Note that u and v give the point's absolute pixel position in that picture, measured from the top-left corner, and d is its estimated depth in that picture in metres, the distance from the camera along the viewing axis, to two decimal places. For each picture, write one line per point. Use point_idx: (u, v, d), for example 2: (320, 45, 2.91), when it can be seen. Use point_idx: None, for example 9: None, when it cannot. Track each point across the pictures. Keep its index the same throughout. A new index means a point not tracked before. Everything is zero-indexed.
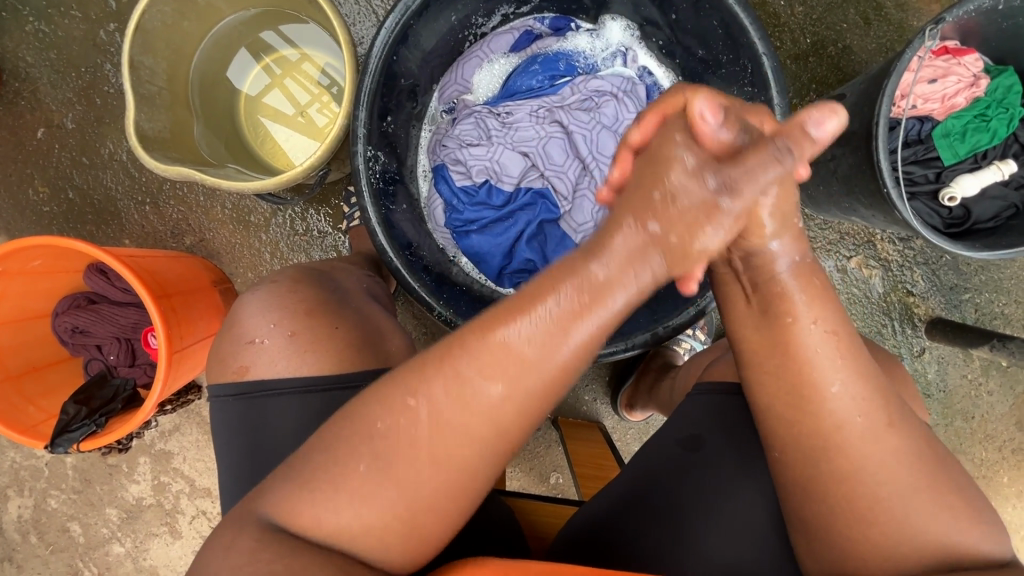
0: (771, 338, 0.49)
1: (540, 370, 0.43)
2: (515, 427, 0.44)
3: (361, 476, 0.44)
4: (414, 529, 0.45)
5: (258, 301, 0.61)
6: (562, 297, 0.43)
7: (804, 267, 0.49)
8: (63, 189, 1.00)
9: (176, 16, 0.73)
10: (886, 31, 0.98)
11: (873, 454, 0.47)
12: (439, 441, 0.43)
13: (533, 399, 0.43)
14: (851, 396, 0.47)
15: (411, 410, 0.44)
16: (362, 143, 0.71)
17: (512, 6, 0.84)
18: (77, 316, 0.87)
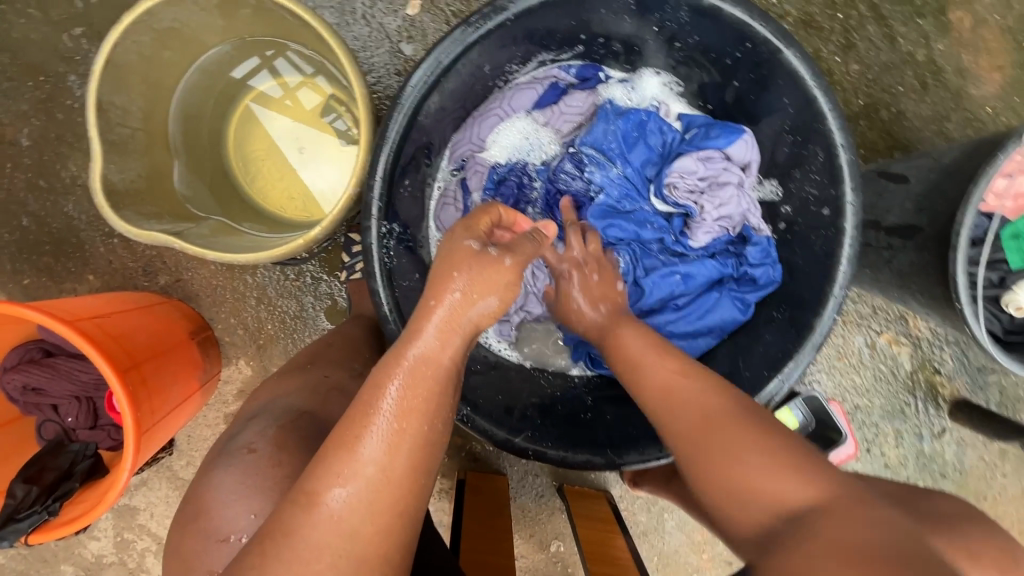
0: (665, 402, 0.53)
1: (379, 460, 0.43)
2: (381, 500, 0.42)
3: None
4: None
5: (234, 482, 0.56)
6: (396, 387, 0.45)
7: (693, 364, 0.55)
8: (15, 215, 0.87)
9: (156, 47, 0.61)
10: (943, 97, 0.90)
11: (700, 411, 0.50)
12: (308, 564, 0.40)
13: (387, 477, 0.43)
14: (685, 381, 0.53)
15: (268, 557, 0.40)
16: (376, 218, 0.61)
17: (549, 53, 0.74)
18: (30, 374, 0.77)
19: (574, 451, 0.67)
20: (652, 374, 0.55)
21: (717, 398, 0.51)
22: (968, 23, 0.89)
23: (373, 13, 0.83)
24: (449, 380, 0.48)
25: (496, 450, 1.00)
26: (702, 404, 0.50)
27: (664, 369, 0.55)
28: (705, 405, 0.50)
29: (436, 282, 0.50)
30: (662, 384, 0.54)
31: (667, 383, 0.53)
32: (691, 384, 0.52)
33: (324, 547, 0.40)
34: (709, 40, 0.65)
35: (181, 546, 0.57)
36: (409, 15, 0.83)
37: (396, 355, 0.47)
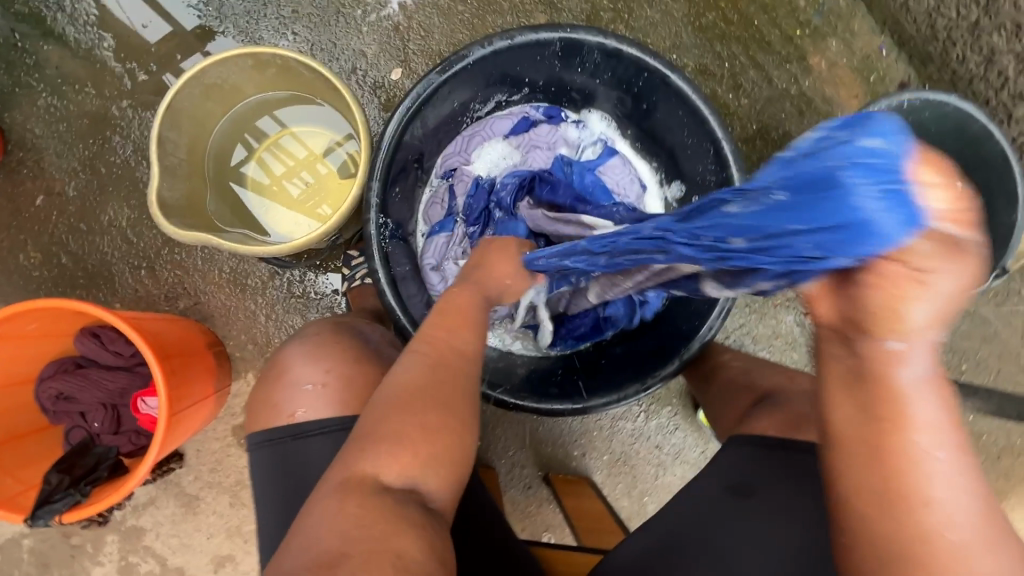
0: (901, 528, 0.43)
1: (462, 331, 0.60)
2: (478, 355, 0.60)
3: (399, 436, 0.51)
4: (468, 421, 0.55)
5: (303, 353, 0.71)
6: (460, 293, 0.64)
7: (965, 506, 0.42)
8: (56, 254, 1.01)
9: (203, 98, 0.80)
10: (817, 120, 1.15)
11: (965, 544, 0.42)
12: (442, 376, 0.56)
13: (473, 333, 0.61)
14: (963, 510, 0.42)
15: (411, 367, 0.57)
16: (375, 212, 0.78)
17: (505, 95, 0.95)
18: (64, 382, 0.86)
19: (547, 400, 0.79)
20: (918, 480, 0.42)
21: (983, 526, 0.43)
22: (824, 65, 1.15)
23: (366, 78, 1.06)
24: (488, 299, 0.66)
25: (486, 445, 1.09)
26: (973, 535, 0.42)
27: (953, 473, 0.42)
28: (974, 532, 0.42)
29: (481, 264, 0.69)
30: (919, 500, 0.42)
31: (923, 496, 0.42)
32: (963, 488, 0.42)
33: (443, 376, 0.56)
34: (619, 75, 0.88)
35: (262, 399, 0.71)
36: (394, 79, 1.06)
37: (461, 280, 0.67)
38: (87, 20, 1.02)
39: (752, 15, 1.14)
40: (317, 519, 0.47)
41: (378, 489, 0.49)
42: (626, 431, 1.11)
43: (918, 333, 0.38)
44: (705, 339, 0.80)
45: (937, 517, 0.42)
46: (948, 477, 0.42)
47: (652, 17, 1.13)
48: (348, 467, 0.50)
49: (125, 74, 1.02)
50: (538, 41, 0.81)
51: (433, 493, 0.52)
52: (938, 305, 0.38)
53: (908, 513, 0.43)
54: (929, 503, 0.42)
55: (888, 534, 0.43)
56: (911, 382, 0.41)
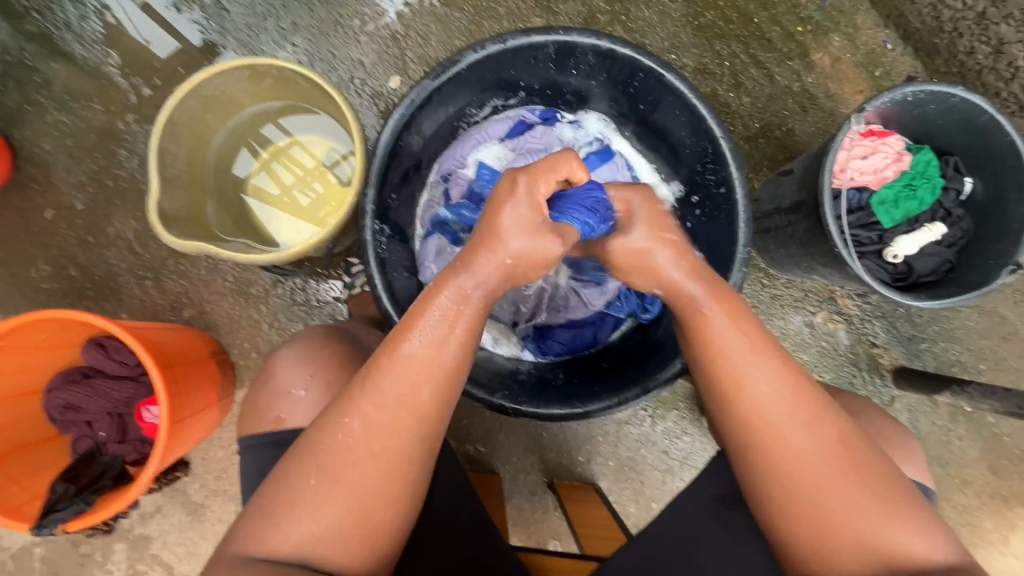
0: (735, 419, 0.56)
1: (423, 360, 0.55)
2: (428, 406, 0.55)
3: (313, 507, 0.52)
4: (396, 490, 0.54)
5: (289, 358, 0.71)
6: (439, 308, 0.55)
7: (782, 386, 0.55)
8: (65, 266, 1.03)
9: (201, 109, 0.82)
10: (821, 117, 1.13)
11: (785, 421, 0.54)
12: (373, 439, 0.53)
13: (428, 376, 0.55)
14: (783, 392, 0.55)
15: (345, 421, 0.54)
16: (371, 218, 0.78)
17: (501, 99, 0.95)
18: (71, 392, 0.87)
19: (546, 406, 0.78)
20: (738, 370, 0.55)
21: (801, 406, 0.55)
22: (828, 61, 1.13)
23: (365, 86, 1.07)
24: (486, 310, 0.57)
25: (489, 451, 1.08)
26: (793, 416, 0.54)
27: (770, 365, 0.55)
28: (790, 410, 0.54)
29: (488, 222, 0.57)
30: (745, 390, 0.55)
31: (748, 386, 0.55)
32: (781, 378, 0.55)
33: (365, 441, 0.53)
34: (614, 76, 0.87)
35: (251, 405, 0.71)
36: (392, 87, 1.07)
37: (439, 282, 0.56)
38: (93, 37, 1.04)
39: (752, 12, 1.13)
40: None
41: (265, 563, 0.51)
42: (632, 437, 1.09)
43: (668, 274, 0.59)
44: None
45: (757, 401, 0.55)
46: (763, 367, 0.55)
47: (649, 17, 1.12)
48: (239, 539, 0.53)
49: (130, 89, 1.04)
50: (530, 45, 0.81)
51: (341, 570, 0.52)
52: (682, 255, 0.59)
53: (739, 405, 0.55)
54: (745, 388, 0.55)
55: (728, 417, 0.56)
56: (691, 299, 0.58)
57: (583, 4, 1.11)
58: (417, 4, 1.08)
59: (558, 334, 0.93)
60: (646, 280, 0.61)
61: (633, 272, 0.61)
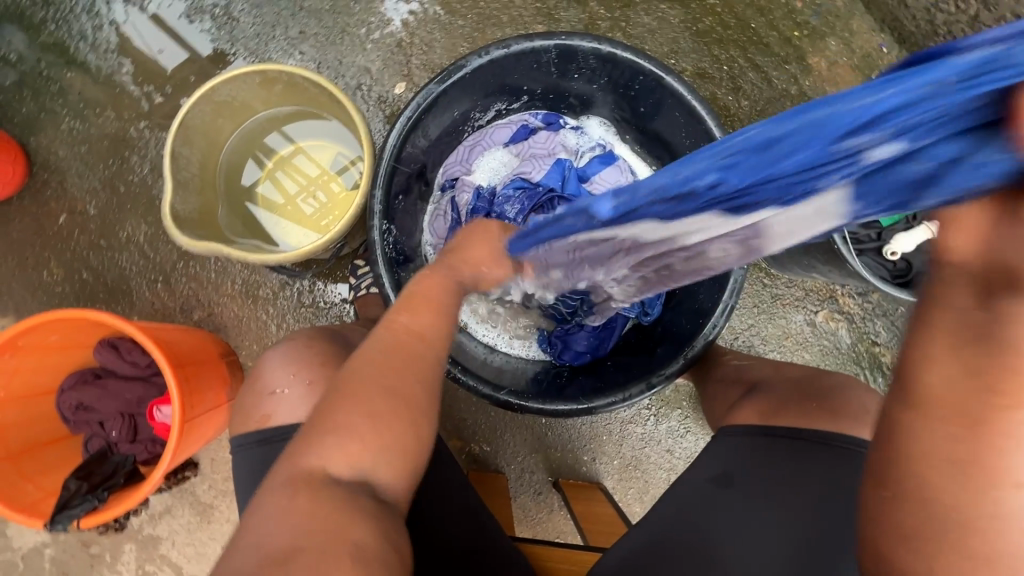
0: (954, 451, 0.39)
1: (433, 312, 0.60)
2: (442, 338, 0.59)
3: (350, 420, 0.52)
4: (427, 402, 0.55)
5: (272, 359, 0.72)
6: (438, 281, 0.62)
7: None
8: (77, 270, 1.05)
9: (214, 114, 0.84)
10: None
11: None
12: (400, 360, 0.55)
13: (440, 324, 0.60)
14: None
15: (370, 348, 0.56)
16: (378, 219, 0.80)
17: (504, 103, 0.98)
18: (84, 392, 0.88)
19: (551, 402, 0.79)
20: (1006, 455, 0.37)
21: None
22: (824, 64, 1.15)
23: (371, 92, 1.10)
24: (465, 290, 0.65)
25: (494, 450, 1.09)
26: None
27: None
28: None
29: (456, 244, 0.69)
30: (1002, 482, 0.38)
31: (1010, 476, 0.38)
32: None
33: (392, 363, 0.55)
34: (615, 80, 0.89)
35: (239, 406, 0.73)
36: (398, 93, 1.10)
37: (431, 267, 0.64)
38: (107, 47, 1.07)
39: (749, 18, 1.16)
40: (262, 505, 0.48)
41: (315, 479, 0.49)
42: (636, 436, 1.10)
43: (1021, 315, 0.35)
44: (709, 337, 0.80)
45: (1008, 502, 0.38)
46: None
47: (649, 23, 1.15)
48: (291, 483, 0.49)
49: (142, 96, 1.07)
50: (533, 50, 0.83)
51: (381, 482, 0.51)
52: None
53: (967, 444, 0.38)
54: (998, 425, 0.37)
55: (943, 496, 0.40)
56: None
57: (584, 12, 1.14)
58: (422, 13, 1.10)
59: (579, 342, 0.90)
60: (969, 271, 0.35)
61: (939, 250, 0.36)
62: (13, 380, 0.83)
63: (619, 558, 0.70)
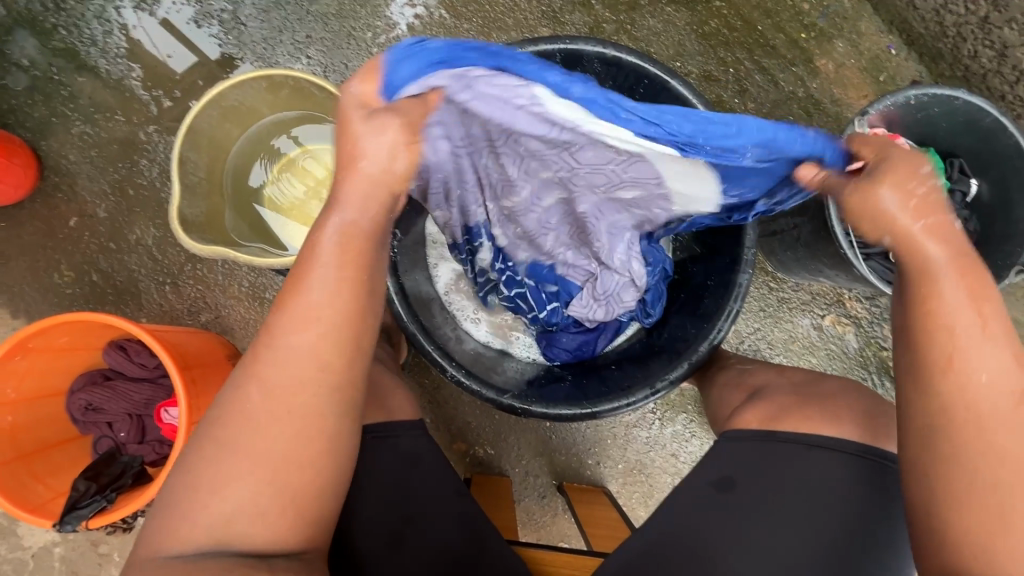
0: (916, 358, 0.57)
1: (319, 309, 0.55)
2: (331, 358, 0.55)
3: (223, 488, 0.53)
4: (312, 453, 0.54)
5: None
6: (326, 253, 0.55)
7: (993, 363, 0.54)
8: (87, 272, 1.06)
9: (221, 119, 0.85)
10: (826, 121, 1.14)
11: (998, 414, 0.54)
12: (274, 404, 0.54)
13: (324, 328, 0.55)
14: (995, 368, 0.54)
15: (246, 386, 0.55)
16: None
17: None
18: (93, 393, 0.89)
19: (555, 405, 0.79)
20: (955, 345, 0.55)
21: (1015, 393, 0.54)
22: (832, 66, 1.14)
23: None
24: (374, 241, 0.57)
25: (498, 453, 1.09)
26: (1003, 403, 0.54)
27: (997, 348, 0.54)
28: (1008, 403, 0.54)
29: (361, 149, 0.52)
30: (958, 367, 0.55)
31: (964, 360, 0.54)
32: (1000, 355, 0.54)
33: (263, 409, 0.54)
34: (619, 83, 0.89)
35: None
36: None
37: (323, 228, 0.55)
38: (117, 52, 1.08)
39: (755, 20, 1.15)
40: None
41: (186, 556, 0.51)
42: (641, 440, 1.10)
43: (909, 232, 0.55)
44: (714, 342, 0.80)
45: (968, 383, 0.54)
46: (985, 351, 0.54)
47: (654, 26, 1.15)
48: (151, 538, 0.53)
49: (151, 101, 1.08)
50: (537, 54, 0.83)
51: (265, 546, 0.53)
52: (926, 213, 0.54)
53: (937, 350, 0.55)
54: (941, 332, 0.55)
55: (919, 388, 0.56)
56: (928, 265, 0.55)
57: (589, 14, 1.14)
58: (428, 17, 1.11)
59: (564, 340, 0.92)
60: (877, 230, 0.56)
61: (869, 220, 0.56)
62: (23, 381, 0.84)
63: (622, 562, 0.70)
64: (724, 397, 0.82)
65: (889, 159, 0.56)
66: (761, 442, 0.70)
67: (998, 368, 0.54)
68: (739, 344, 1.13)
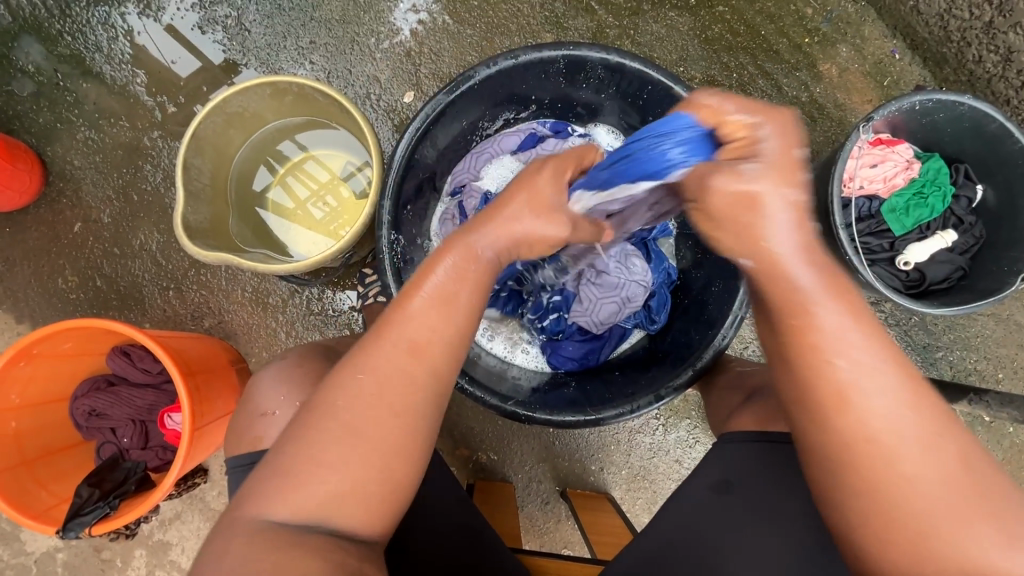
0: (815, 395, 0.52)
1: (434, 318, 0.55)
2: (446, 360, 0.56)
3: (325, 467, 0.52)
4: (417, 445, 0.55)
5: (270, 379, 0.73)
6: (446, 266, 0.56)
7: (872, 380, 0.50)
8: (91, 277, 1.06)
9: (225, 125, 0.85)
10: (829, 126, 1.14)
11: (898, 441, 0.50)
12: (388, 391, 0.54)
13: (445, 334, 0.56)
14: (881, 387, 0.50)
15: (356, 373, 0.54)
16: (386, 228, 0.80)
17: (513, 112, 0.98)
18: (96, 399, 0.89)
19: (558, 413, 0.79)
20: (837, 374, 0.51)
21: (908, 422, 0.50)
22: (836, 71, 1.14)
23: (380, 102, 1.10)
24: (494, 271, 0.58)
25: (501, 459, 1.09)
26: (907, 432, 0.50)
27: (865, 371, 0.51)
28: (905, 427, 0.50)
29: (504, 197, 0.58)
30: (853, 403, 0.51)
31: (851, 391, 0.51)
32: (873, 368, 0.51)
33: (377, 395, 0.54)
34: (623, 89, 0.89)
35: (236, 425, 0.73)
36: (407, 102, 1.10)
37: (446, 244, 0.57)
38: (122, 58, 1.09)
39: (759, 25, 1.15)
40: (230, 549, 0.50)
41: (286, 529, 0.51)
42: (644, 446, 1.09)
43: (772, 255, 0.50)
44: (717, 349, 0.79)
45: (864, 420, 0.50)
46: (867, 370, 0.50)
47: (658, 31, 1.15)
48: (255, 501, 0.52)
49: (155, 106, 1.08)
50: (541, 60, 0.83)
51: (355, 529, 0.53)
52: (802, 227, 0.49)
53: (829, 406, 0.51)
54: (820, 363, 0.51)
55: (818, 418, 0.52)
56: (795, 291, 0.51)
57: (592, 20, 1.14)
58: (431, 22, 1.11)
59: (568, 349, 0.92)
60: (738, 246, 0.51)
61: (729, 224, 0.50)
62: (27, 387, 0.84)
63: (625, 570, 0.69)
64: (726, 400, 0.82)
65: (764, 139, 0.47)
66: (760, 446, 0.68)
67: (883, 385, 0.50)
68: (744, 349, 1.13)
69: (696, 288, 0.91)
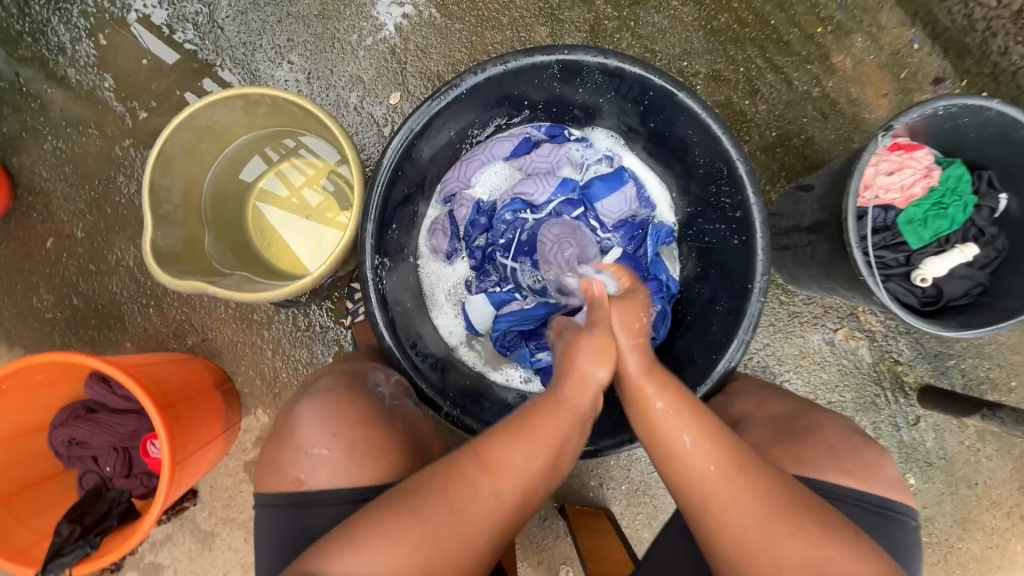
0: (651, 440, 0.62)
1: (525, 450, 0.59)
2: (521, 482, 0.59)
3: (388, 542, 0.55)
4: (468, 558, 0.57)
5: (317, 413, 0.68)
6: (542, 412, 0.61)
7: (687, 425, 0.60)
8: (67, 295, 1.02)
9: (195, 141, 0.79)
10: (841, 123, 1.07)
11: (710, 478, 0.59)
12: (461, 497, 0.57)
13: (545, 459, 0.60)
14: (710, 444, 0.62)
15: (443, 477, 0.58)
16: (369, 253, 0.75)
17: (505, 118, 0.91)
18: (76, 428, 0.86)
19: None
20: (666, 428, 0.61)
21: (715, 448, 0.59)
22: (849, 63, 1.07)
23: (364, 104, 1.04)
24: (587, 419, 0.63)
25: None
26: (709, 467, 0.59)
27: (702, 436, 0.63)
28: (714, 471, 0.59)
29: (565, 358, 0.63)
30: (669, 445, 0.61)
31: (672, 432, 0.61)
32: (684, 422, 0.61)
33: (468, 507, 0.57)
34: (623, 93, 0.83)
35: (271, 457, 0.68)
36: (392, 104, 1.03)
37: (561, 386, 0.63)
38: (87, 61, 1.02)
39: (768, 14, 1.07)
40: None
41: None
42: (645, 460, 1.06)
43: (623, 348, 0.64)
44: (715, 378, 0.76)
45: (686, 451, 0.60)
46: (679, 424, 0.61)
47: (660, 22, 1.07)
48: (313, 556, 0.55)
49: (126, 113, 1.02)
50: (533, 66, 0.77)
51: None
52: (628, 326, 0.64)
53: (663, 449, 0.61)
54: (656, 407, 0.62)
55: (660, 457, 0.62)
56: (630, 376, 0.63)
57: (589, 11, 1.06)
58: (417, 16, 1.04)
59: None
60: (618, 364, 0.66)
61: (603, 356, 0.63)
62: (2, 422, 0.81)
63: None
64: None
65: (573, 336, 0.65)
66: None
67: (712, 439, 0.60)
68: (750, 361, 1.09)
69: (699, 302, 0.89)
